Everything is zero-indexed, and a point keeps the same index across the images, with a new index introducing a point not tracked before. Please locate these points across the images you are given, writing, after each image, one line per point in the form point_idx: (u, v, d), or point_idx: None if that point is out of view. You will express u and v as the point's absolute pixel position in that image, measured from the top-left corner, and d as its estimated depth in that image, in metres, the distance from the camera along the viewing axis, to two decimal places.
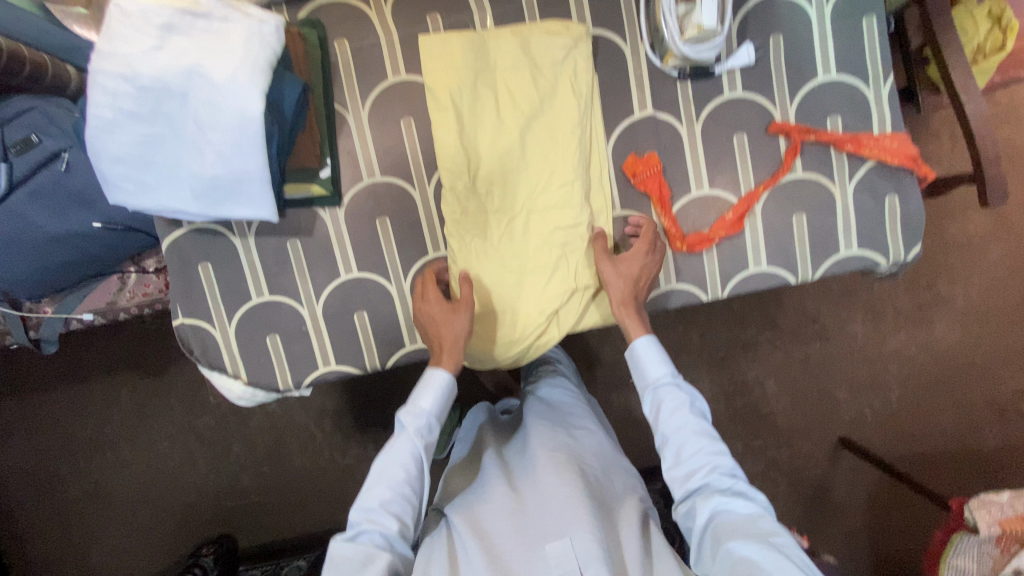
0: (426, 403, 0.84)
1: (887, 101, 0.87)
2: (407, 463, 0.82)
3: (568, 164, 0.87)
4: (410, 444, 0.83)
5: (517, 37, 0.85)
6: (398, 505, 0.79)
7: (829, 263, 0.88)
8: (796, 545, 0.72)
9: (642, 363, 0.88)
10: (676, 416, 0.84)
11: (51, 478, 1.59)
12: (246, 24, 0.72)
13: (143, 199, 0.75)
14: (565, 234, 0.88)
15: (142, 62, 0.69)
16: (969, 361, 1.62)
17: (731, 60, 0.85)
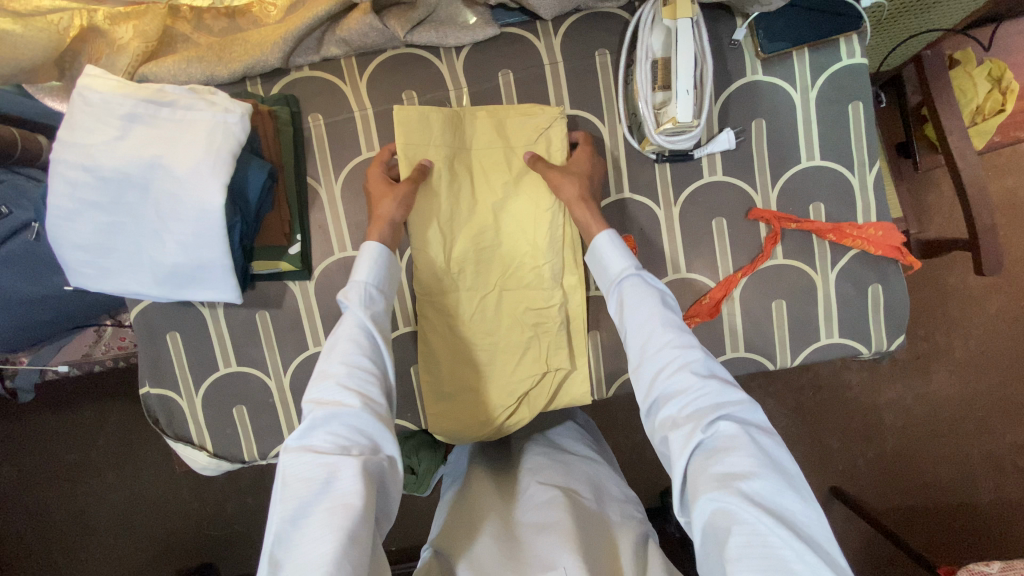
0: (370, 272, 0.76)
1: (873, 187, 0.86)
2: (358, 334, 0.71)
3: (540, 250, 0.90)
4: (357, 320, 0.72)
5: (495, 118, 0.88)
6: (359, 381, 0.68)
7: (809, 350, 0.86)
8: (782, 486, 0.60)
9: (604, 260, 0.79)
10: (642, 311, 0.74)
11: (35, 503, 1.60)
12: (211, 114, 0.75)
13: (106, 283, 0.78)
14: (537, 314, 0.92)
15: (104, 154, 0.73)
16: (966, 416, 1.58)
17: (711, 145, 0.83)
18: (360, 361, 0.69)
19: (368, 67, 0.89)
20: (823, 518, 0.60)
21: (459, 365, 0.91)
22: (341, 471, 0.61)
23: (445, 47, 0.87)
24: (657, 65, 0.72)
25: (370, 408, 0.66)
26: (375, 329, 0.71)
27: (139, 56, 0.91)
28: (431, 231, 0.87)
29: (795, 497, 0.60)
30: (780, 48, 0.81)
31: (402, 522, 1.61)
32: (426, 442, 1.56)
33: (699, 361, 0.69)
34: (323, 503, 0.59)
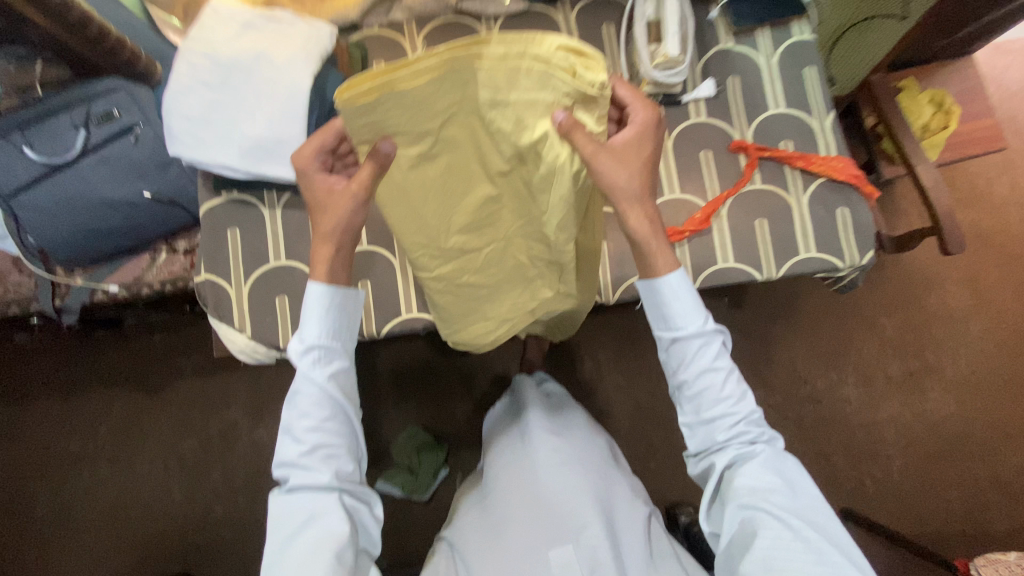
0: (320, 334, 0.77)
1: (832, 131, 0.89)
2: (317, 399, 0.76)
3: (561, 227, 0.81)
4: (315, 389, 0.76)
5: (504, 75, 0.62)
6: (325, 450, 0.75)
7: (790, 265, 0.85)
8: (802, 505, 0.76)
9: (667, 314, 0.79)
10: (699, 366, 0.79)
11: (22, 494, 1.55)
12: (307, 29, 0.80)
13: (197, 153, 0.78)
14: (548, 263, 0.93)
15: (223, 44, 0.78)
16: (966, 436, 1.59)
17: (695, 91, 0.89)
18: (322, 427, 0.76)
19: (424, 28, 0.93)
20: (841, 531, 0.75)
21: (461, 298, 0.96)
22: (322, 531, 0.72)
23: (485, 14, 0.92)
24: (650, 25, 0.85)
25: (342, 470, 0.76)
26: (338, 396, 0.77)
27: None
28: (409, 210, 0.78)
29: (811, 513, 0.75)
30: (748, 25, 0.90)
31: (398, 530, 1.55)
32: (429, 441, 1.57)
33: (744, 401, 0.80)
34: (307, 535, 0.72)
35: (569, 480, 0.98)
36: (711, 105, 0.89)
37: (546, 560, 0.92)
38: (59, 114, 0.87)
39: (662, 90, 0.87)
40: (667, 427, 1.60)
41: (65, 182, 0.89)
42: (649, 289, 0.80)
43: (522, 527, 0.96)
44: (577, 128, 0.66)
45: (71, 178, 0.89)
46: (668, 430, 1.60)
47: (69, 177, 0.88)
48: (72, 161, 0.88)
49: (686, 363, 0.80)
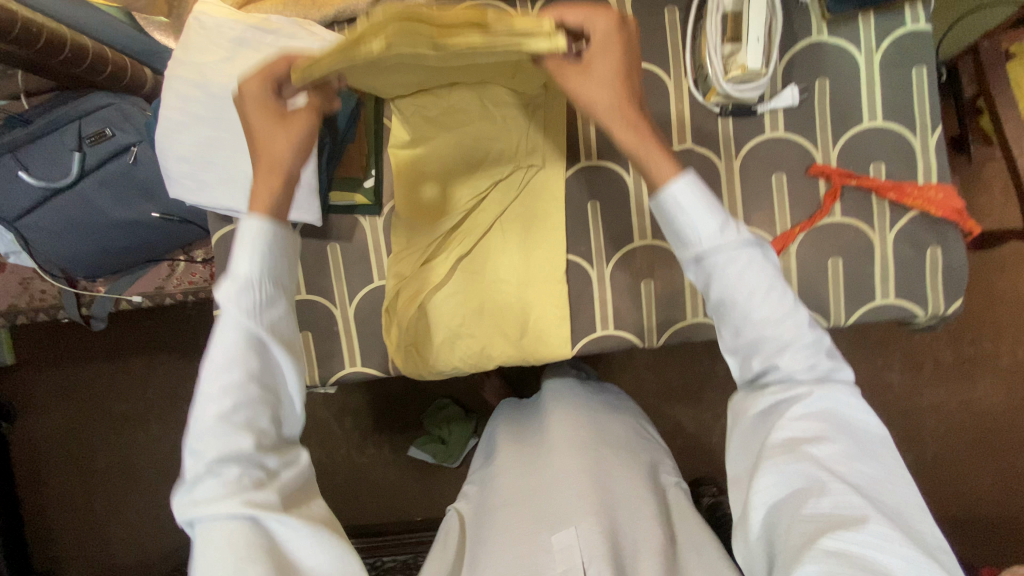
0: (259, 277, 0.45)
1: (936, 151, 0.75)
2: (243, 352, 0.44)
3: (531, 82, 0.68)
4: (241, 332, 0.44)
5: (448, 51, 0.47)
6: (242, 421, 0.44)
7: (862, 311, 0.75)
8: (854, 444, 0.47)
9: (684, 215, 0.48)
10: (748, 283, 0.47)
11: (82, 446, 1.65)
12: (310, 42, 0.65)
13: (200, 197, 0.66)
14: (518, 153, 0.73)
15: (214, 73, 0.65)
16: (1012, 426, 1.51)
17: (774, 100, 0.73)
18: (228, 400, 0.43)
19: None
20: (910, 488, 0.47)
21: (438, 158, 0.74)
22: (210, 521, 0.43)
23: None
24: (727, 18, 0.67)
25: (265, 448, 0.45)
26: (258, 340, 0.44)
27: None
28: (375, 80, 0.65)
29: (876, 482, 0.46)
30: (847, 10, 0.72)
31: (427, 490, 1.60)
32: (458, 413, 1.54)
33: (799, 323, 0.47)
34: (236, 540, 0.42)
35: (571, 461, 0.75)
36: (791, 116, 0.74)
37: (549, 556, 0.67)
38: (49, 133, 0.79)
39: (740, 99, 0.71)
40: (695, 407, 1.57)
41: (67, 205, 0.82)
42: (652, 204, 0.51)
43: (519, 527, 0.72)
44: (566, 67, 0.52)
45: (74, 200, 0.82)
46: (696, 410, 1.58)
47: (71, 200, 0.82)
48: (71, 184, 0.80)
49: (712, 289, 0.49)
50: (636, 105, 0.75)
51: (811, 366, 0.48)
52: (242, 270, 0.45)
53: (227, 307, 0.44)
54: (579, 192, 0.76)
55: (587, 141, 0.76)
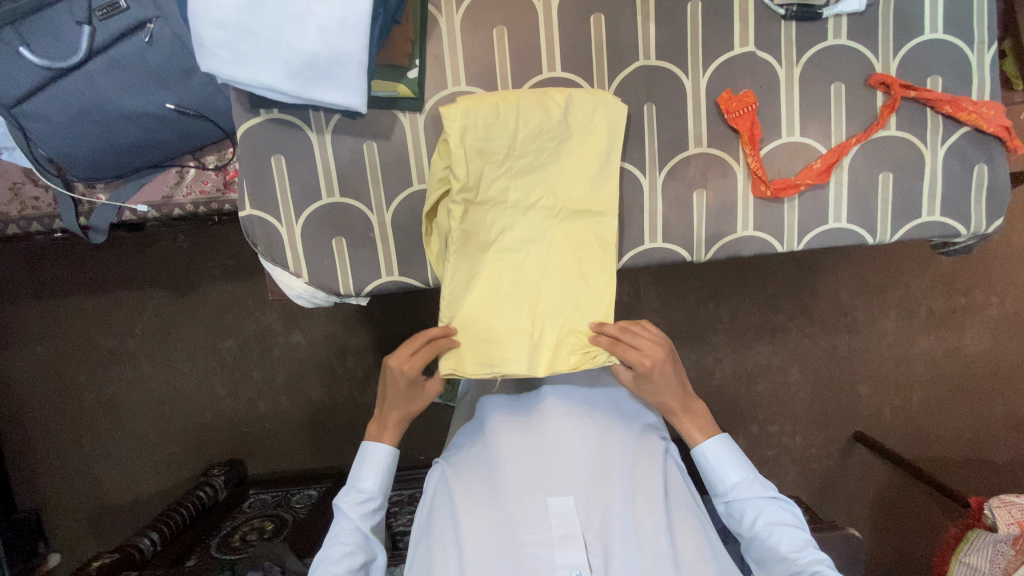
0: (372, 487, 0.74)
1: (990, 68, 0.74)
2: (358, 541, 0.71)
3: (597, 195, 0.72)
4: (354, 528, 0.72)
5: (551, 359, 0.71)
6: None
7: (908, 227, 0.75)
8: None
9: (714, 468, 0.74)
10: (758, 512, 0.72)
11: (66, 383, 1.57)
12: None
13: (237, 71, 0.61)
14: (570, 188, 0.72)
15: None
16: (993, 373, 1.59)
17: (840, 4, 0.71)
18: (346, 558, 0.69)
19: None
20: None
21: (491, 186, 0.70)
22: None
23: None
24: None
25: None
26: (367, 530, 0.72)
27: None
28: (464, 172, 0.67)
29: None
30: None
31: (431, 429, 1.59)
32: None
33: (790, 528, 0.70)
34: None
35: (568, 427, 0.72)
36: (854, 23, 0.72)
37: (546, 519, 0.65)
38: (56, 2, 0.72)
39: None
40: (700, 350, 1.57)
41: (73, 90, 0.75)
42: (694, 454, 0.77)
43: (508, 489, 0.68)
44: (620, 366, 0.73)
45: (79, 85, 0.75)
46: (699, 354, 1.56)
47: (76, 84, 0.75)
48: (78, 64, 0.74)
49: (743, 522, 0.73)
50: (699, 3, 0.72)
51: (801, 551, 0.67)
52: (369, 486, 0.75)
53: (349, 509, 0.73)
54: (635, 95, 0.73)
55: (644, 41, 0.72)
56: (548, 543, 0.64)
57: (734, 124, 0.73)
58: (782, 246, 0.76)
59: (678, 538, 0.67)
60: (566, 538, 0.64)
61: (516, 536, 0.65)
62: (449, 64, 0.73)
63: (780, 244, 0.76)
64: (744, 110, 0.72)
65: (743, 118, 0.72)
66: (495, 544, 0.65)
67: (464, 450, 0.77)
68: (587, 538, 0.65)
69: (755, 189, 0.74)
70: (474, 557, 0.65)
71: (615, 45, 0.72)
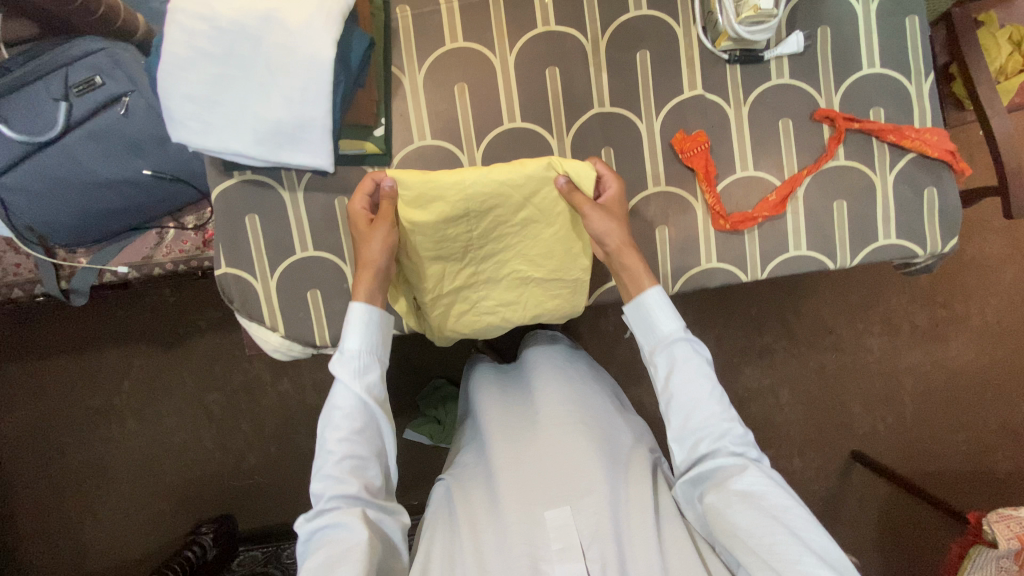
0: (364, 347, 0.66)
1: (930, 97, 0.77)
2: (350, 412, 0.63)
3: (566, 267, 0.77)
4: (352, 395, 0.64)
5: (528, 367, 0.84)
6: (354, 460, 0.62)
7: (867, 252, 0.78)
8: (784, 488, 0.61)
9: (647, 318, 0.69)
10: (692, 376, 0.65)
11: (52, 446, 1.55)
12: None
13: (207, 142, 0.63)
14: (549, 252, 0.76)
15: (221, 3, 0.60)
16: (982, 383, 1.59)
17: (779, 46, 0.75)
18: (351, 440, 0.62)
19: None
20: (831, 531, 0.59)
21: (458, 262, 0.76)
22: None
23: None
24: None
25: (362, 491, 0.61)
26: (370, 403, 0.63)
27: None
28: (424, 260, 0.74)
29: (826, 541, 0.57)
30: None
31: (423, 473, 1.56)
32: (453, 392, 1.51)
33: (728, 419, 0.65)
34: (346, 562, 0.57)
35: (566, 438, 0.73)
36: (795, 62, 0.76)
37: (544, 533, 0.67)
38: (35, 82, 0.75)
39: (747, 43, 0.72)
40: None
41: (52, 162, 0.78)
42: (630, 305, 0.70)
43: (510, 505, 0.69)
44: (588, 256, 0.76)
45: (59, 156, 0.78)
46: None
47: (56, 156, 0.78)
48: (57, 137, 0.77)
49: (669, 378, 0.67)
50: (647, 52, 0.76)
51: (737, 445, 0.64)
52: (359, 345, 0.66)
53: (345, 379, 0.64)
54: (592, 141, 0.77)
55: (598, 91, 0.76)
56: (548, 556, 0.65)
57: (690, 163, 0.76)
58: (746, 276, 0.78)
59: (668, 548, 0.67)
60: (564, 550, 0.65)
61: (514, 549, 0.66)
62: (415, 121, 0.76)
63: (744, 274, 0.78)
64: (698, 149, 0.76)
65: (698, 156, 0.75)
66: (494, 554, 0.67)
67: (470, 467, 0.78)
68: (585, 550, 0.66)
69: (715, 223, 0.77)
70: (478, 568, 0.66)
71: (571, 96, 0.76)
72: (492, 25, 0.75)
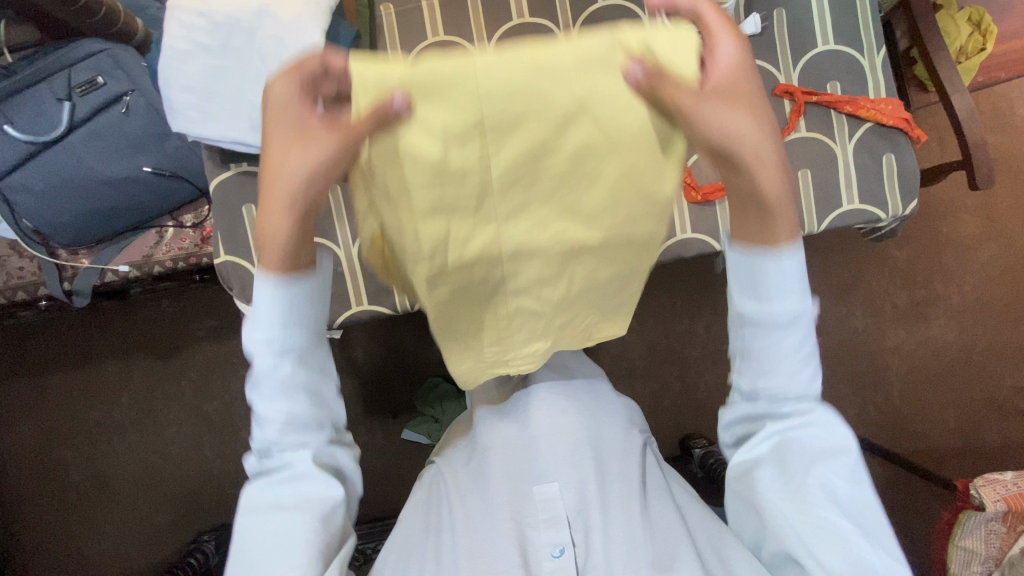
0: (275, 330, 0.47)
1: (882, 70, 0.83)
2: (287, 392, 0.49)
3: (632, 222, 0.43)
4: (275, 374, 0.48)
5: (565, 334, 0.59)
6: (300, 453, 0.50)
7: (833, 216, 0.82)
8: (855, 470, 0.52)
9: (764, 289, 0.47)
10: (790, 362, 0.50)
11: (53, 461, 1.56)
12: None
13: (206, 129, 0.68)
14: (614, 189, 0.41)
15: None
16: (967, 359, 1.63)
17: (738, 28, 0.80)
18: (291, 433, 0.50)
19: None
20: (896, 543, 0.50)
21: (479, 267, 0.45)
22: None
23: None
24: None
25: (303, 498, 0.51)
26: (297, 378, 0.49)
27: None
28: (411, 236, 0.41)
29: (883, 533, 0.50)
30: None
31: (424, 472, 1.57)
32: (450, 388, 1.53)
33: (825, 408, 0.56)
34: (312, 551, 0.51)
35: (559, 420, 0.75)
36: (754, 43, 0.81)
37: (531, 505, 0.69)
38: (40, 83, 0.80)
39: (707, 25, 0.78)
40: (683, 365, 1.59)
41: (57, 162, 0.82)
42: (742, 267, 0.48)
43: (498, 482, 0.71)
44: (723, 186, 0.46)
45: (63, 156, 0.82)
46: (682, 368, 1.50)
47: (60, 156, 0.82)
48: (61, 136, 0.81)
49: (765, 367, 0.50)
50: None
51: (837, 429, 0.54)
52: (269, 313, 0.47)
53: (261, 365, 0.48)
54: None
55: None
56: (535, 524, 0.67)
57: None
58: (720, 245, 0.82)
59: (651, 516, 0.69)
60: (550, 521, 0.67)
61: (500, 516, 0.68)
62: None
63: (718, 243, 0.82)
64: None
65: None
66: (480, 521, 0.69)
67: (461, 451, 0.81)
68: (572, 521, 0.68)
69: (687, 195, 0.81)
70: (464, 538, 0.68)
71: None
72: (470, 19, 0.81)
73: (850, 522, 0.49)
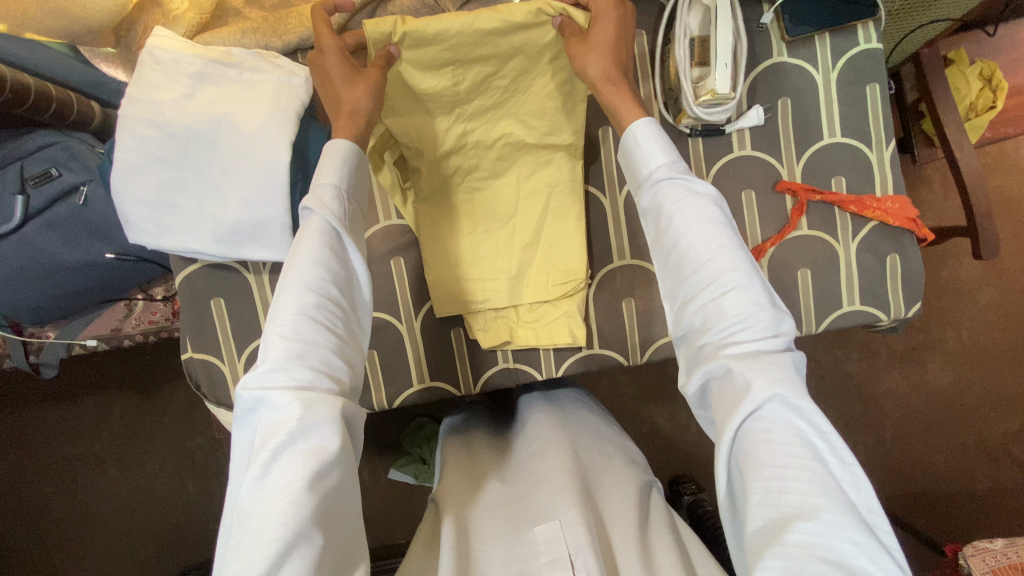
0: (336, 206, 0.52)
1: (891, 165, 0.78)
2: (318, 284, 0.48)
3: None
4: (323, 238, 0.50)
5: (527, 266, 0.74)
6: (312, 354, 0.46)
7: (833, 318, 0.79)
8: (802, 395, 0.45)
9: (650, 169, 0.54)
10: (700, 242, 0.50)
11: (34, 495, 1.53)
12: (276, 76, 0.62)
13: (163, 242, 0.63)
14: None
15: (172, 109, 0.60)
16: (960, 402, 1.54)
17: (740, 120, 0.75)
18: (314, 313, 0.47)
19: None
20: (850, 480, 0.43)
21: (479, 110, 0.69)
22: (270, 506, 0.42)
23: None
24: (694, 43, 0.68)
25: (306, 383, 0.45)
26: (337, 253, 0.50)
27: (193, 26, 0.74)
28: None
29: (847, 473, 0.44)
30: (806, 32, 0.74)
31: None
32: None
33: (777, 352, 0.48)
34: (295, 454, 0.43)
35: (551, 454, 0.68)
36: (757, 134, 0.77)
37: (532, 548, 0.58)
38: None
39: (707, 121, 0.73)
40: None
41: (13, 251, 0.77)
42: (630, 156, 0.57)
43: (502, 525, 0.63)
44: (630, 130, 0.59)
45: (19, 246, 0.77)
46: None
47: (16, 246, 0.77)
48: (16, 228, 0.76)
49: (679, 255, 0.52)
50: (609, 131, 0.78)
51: (788, 398, 0.45)
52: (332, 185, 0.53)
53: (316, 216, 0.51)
54: None
55: None
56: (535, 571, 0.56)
57: None
58: None
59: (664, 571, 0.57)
60: (553, 564, 0.55)
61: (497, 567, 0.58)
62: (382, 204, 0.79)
63: None
64: None
65: None
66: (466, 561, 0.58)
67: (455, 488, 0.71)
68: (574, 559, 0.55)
69: None
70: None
71: None
72: None
73: (794, 463, 0.42)
